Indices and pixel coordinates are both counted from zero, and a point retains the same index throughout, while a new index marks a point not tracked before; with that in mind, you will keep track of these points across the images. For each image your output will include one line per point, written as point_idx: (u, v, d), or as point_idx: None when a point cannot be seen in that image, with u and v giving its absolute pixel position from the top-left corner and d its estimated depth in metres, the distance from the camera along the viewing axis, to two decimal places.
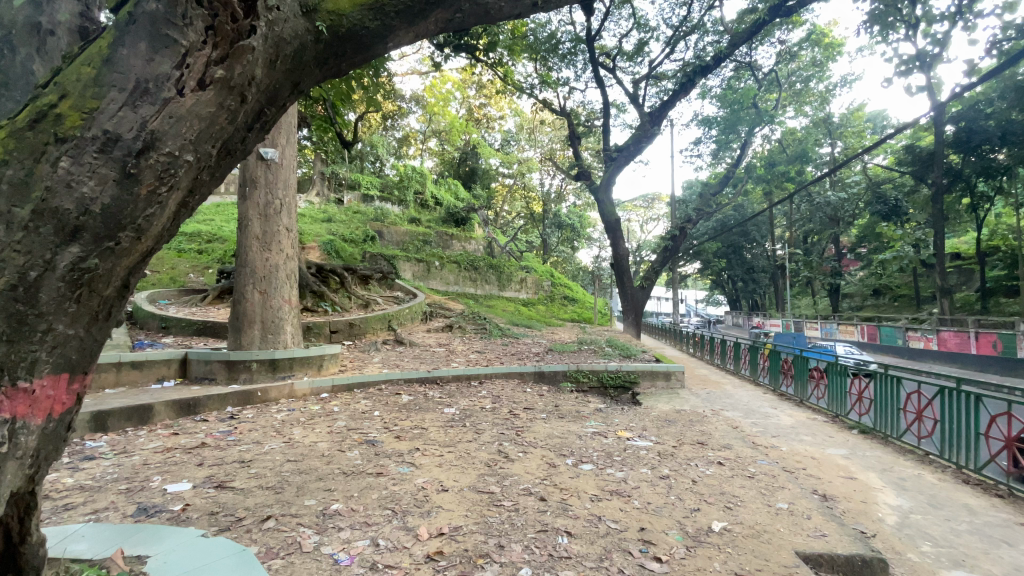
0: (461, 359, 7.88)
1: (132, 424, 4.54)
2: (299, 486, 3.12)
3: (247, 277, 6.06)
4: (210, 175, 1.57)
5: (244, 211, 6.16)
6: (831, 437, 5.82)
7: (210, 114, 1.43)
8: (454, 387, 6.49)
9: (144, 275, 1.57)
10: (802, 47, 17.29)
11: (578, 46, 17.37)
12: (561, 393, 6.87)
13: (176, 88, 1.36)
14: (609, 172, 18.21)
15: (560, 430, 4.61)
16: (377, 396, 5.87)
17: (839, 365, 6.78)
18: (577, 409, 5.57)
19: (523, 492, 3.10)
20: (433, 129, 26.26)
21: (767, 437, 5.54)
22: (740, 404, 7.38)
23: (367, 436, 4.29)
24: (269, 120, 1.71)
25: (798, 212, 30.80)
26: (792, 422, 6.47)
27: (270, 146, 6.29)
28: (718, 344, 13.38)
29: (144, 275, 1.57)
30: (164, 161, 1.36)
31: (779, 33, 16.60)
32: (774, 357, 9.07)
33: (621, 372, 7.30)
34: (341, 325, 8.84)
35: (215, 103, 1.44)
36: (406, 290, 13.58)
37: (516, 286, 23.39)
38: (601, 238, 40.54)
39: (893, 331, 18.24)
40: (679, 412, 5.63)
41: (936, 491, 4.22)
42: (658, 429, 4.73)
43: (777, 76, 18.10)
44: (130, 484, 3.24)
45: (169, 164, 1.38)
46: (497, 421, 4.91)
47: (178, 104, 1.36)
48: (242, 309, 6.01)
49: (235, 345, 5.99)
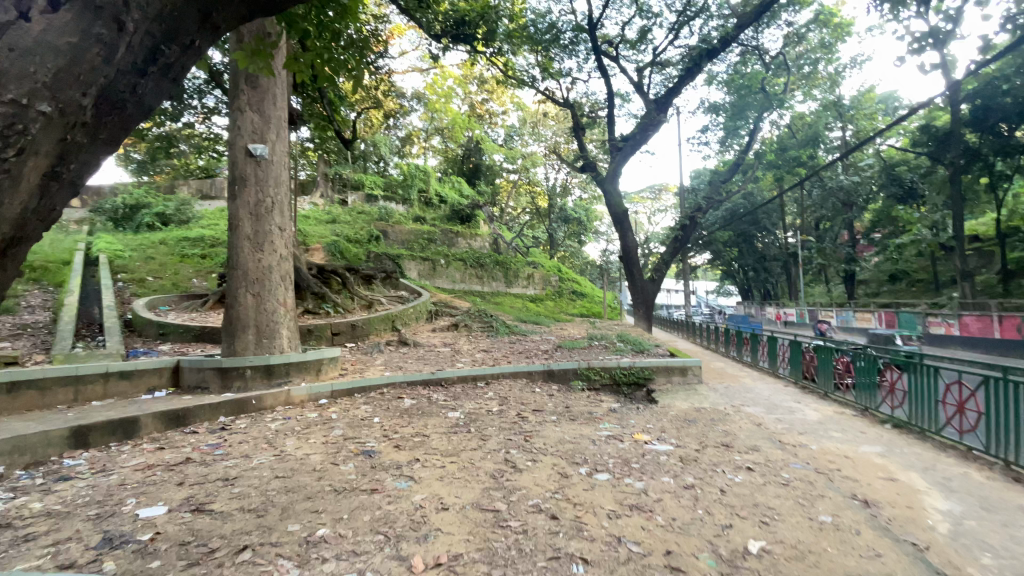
0: (467, 359, 7.57)
1: (116, 439, 4.28)
2: (284, 507, 2.82)
3: (239, 280, 5.77)
4: (87, 134, 1.50)
5: (234, 211, 5.87)
6: (863, 434, 5.43)
7: (69, 48, 1.39)
8: (460, 390, 6.17)
9: (27, 249, 1.53)
10: (810, 28, 16.86)
11: (580, 35, 17.08)
12: (572, 392, 6.54)
13: (19, 16, 1.34)
14: (615, 163, 17.80)
15: (572, 434, 4.28)
16: (379, 401, 5.57)
17: (867, 353, 6.38)
18: (589, 410, 5.23)
19: (532, 510, 2.77)
20: (436, 127, 25.92)
21: (794, 435, 5.18)
22: (762, 398, 7.01)
23: (363, 446, 3.99)
24: (167, 63, 1.64)
25: (810, 198, 30.14)
26: (819, 418, 6.09)
27: (260, 142, 6.00)
28: (733, 336, 12.99)
29: (27, 249, 1.53)
30: (12, 110, 1.31)
31: (785, 14, 16.12)
32: (796, 350, 8.65)
33: (635, 368, 6.97)
34: (343, 326, 8.58)
35: (76, 28, 1.40)
36: (411, 289, 13.30)
37: (523, 282, 23.04)
38: (608, 231, 40.12)
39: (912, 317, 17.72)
40: (698, 409, 5.31)
41: (987, 492, 3.83)
42: (678, 430, 4.38)
43: (786, 60, 17.62)
44: (101, 509, 2.97)
45: (19, 114, 1.32)
46: (504, 425, 4.59)
47: (23, 36, 1.33)
48: (234, 313, 5.73)
49: (229, 352, 5.72)
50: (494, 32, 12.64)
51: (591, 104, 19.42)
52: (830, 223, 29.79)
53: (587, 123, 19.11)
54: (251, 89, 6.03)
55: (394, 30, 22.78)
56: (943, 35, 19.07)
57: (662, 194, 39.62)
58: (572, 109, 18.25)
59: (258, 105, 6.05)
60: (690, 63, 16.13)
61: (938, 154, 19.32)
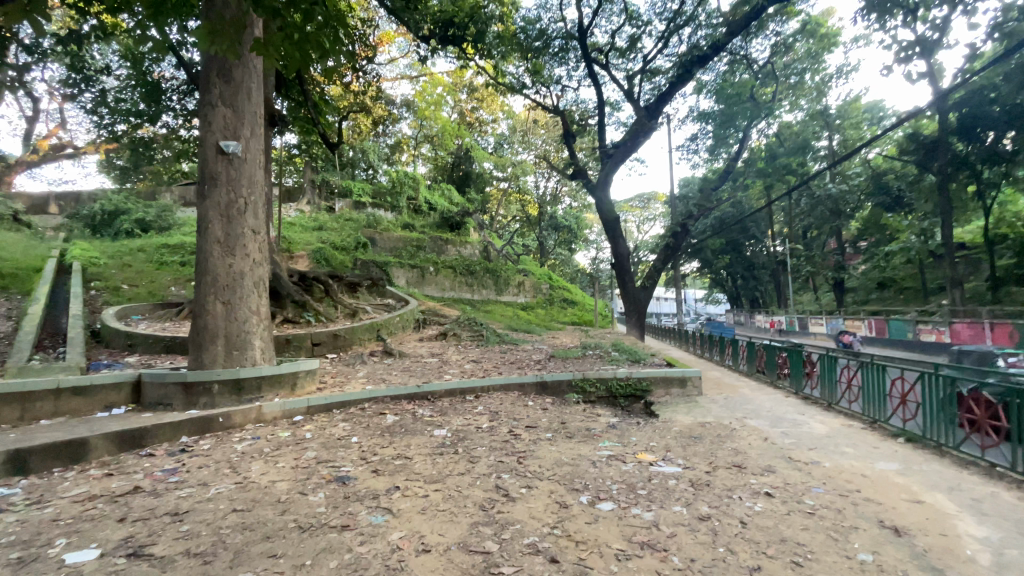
0: (456, 370, 7.16)
1: (60, 463, 3.83)
2: (236, 551, 2.41)
3: (207, 287, 5.33)
4: None
5: (203, 212, 5.44)
6: (877, 449, 5.12)
7: None
8: (448, 404, 5.76)
9: None
10: (796, 39, 16.92)
11: (570, 43, 17.00)
12: (566, 405, 6.18)
13: None
14: (606, 170, 17.61)
15: (570, 454, 3.90)
16: (358, 417, 5.15)
17: (874, 363, 6.10)
18: (587, 425, 4.87)
19: (527, 551, 2.39)
20: (426, 135, 25.66)
21: (804, 451, 4.86)
22: (764, 410, 6.70)
23: (338, 471, 3.57)
24: None
25: (799, 207, 30.31)
26: (828, 431, 5.77)
27: (232, 139, 5.58)
28: (728, 345, 12.72)
29: None
30: None
31: (773, 25, 16.17)
32: (797, 360, 8.36)
33: (632, 380, 6.63)
34: (325, 336, 8.14)
35: None
36: (398, 297, 12.89)
37: (514, 291, 22.67)
38: (598, 240, 40.06)
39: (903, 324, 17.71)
40: (703, 423, 4.97)
41: (1021, 515, 3.52)
42: (685, 449, 4.03)
43: (774, 70, 17.62)
44: (23, 552, 2.52)
45: None
46: (495, 444, 4.21)
47: None
48: (202, 322, 5.29)
49: (196, 365, 5.27)
50: (483, 33, 12.41)
51: (580, 113, 19.35)
52: (819, 231, 29.98)
53: (577, 130, 18.94)
54: (224, 82, 5.62)
55: (382, 36, 22.57)
56: (929, 44, 19.24)
57: (651, 203, 39.72)
58: (562, 116, 18.08)
59: (231, 100, 5.64)
60: (681, 68, 15.96)
61: (925, 162, 19.41)
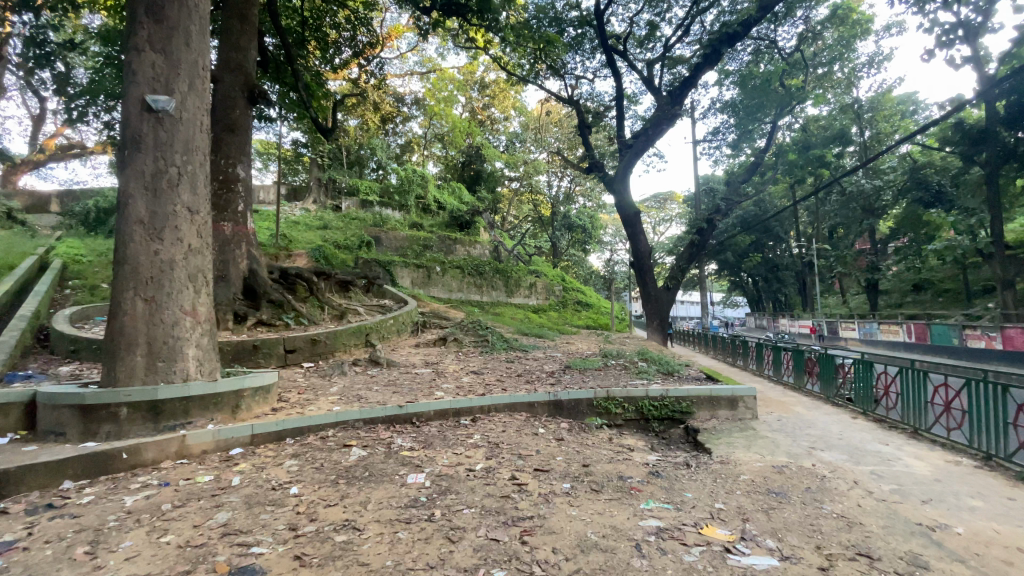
0: (451, 384, 5.85)
1: None
2: None
3: (125, 280, 4.12)
4: None
5: (123, 184, 4.24)
6: (1014, 502, 3.76)
7: None
8: (436, 430, 4.50)
9: None
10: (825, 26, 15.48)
11: (586, 28, 15.83)
12: (587, 432, 4.90)
13: None
14: (624, 162, 16.23)
15: (598, 526, 2.61)
16: (313, 451, 3.92)
17: (985, 384, 4.75)
18: (619, 467, 3.58)
19: None
20: (436, 133, 24.62)
21: (919, 508, 3.52)
22: (837, 440, 5.34)
23: (241, 557, 2.34)
24: None
25: (828, 205, 28.56)
26: (935, 475, 4.36)
27: (163, 93, 4.39)
28: (764, 354, 11.29)
29: None
30: None
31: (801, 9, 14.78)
32: (864, 374, 6.91)
33: (669, 399, 5.30)
34: (301, 341, 6.94)
35: None
36: (397, 298, 11.75)
37: (525, 292, 21.30)
38: (613, 241, 38.62)
39: (946, 329, 16.09)
40: (779, 467, 3.62)
41: None
42: (770, 517, 2.73)
43: (801, 59, 16.18)
44: None
45: None
46: (488, 504, 2.91)
47: None
48: (117, 326, 4.08)
49: (108, 380, 4.06)
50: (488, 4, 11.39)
51: (597, 106, 18.10)
52: (849, 229, 28.24)
53: (592, 123, 17.57)
54: (154, 20, 4.42)
55: (390, 30, 21.63)
56: (976, 26, 17.39)
57: (667, 204, 38.28)
58: (577, 108, 16.81)
59: (163, 44, 4.43)
60: (707, 48, 14.59)
61: (971, 154, 17.65)
